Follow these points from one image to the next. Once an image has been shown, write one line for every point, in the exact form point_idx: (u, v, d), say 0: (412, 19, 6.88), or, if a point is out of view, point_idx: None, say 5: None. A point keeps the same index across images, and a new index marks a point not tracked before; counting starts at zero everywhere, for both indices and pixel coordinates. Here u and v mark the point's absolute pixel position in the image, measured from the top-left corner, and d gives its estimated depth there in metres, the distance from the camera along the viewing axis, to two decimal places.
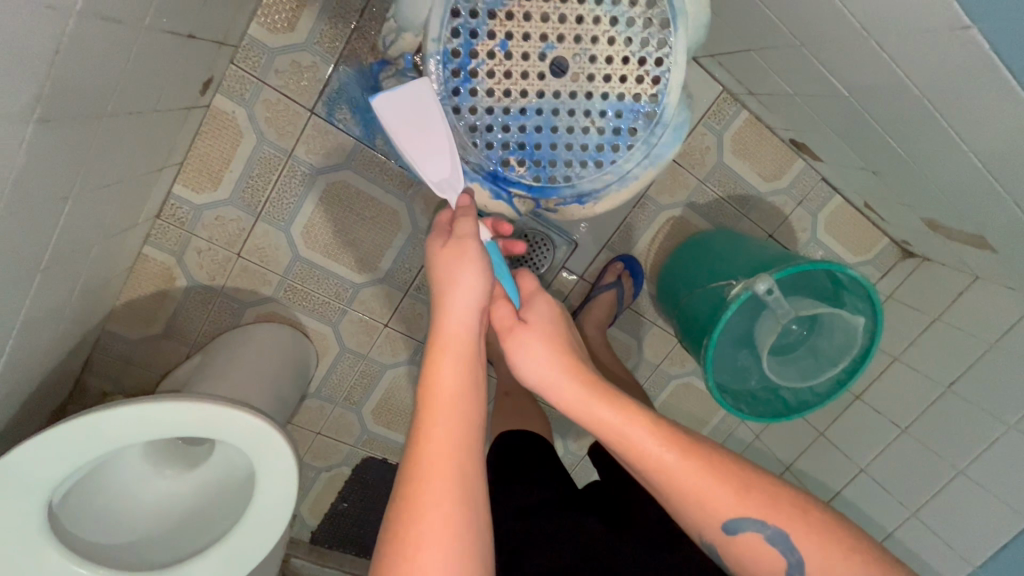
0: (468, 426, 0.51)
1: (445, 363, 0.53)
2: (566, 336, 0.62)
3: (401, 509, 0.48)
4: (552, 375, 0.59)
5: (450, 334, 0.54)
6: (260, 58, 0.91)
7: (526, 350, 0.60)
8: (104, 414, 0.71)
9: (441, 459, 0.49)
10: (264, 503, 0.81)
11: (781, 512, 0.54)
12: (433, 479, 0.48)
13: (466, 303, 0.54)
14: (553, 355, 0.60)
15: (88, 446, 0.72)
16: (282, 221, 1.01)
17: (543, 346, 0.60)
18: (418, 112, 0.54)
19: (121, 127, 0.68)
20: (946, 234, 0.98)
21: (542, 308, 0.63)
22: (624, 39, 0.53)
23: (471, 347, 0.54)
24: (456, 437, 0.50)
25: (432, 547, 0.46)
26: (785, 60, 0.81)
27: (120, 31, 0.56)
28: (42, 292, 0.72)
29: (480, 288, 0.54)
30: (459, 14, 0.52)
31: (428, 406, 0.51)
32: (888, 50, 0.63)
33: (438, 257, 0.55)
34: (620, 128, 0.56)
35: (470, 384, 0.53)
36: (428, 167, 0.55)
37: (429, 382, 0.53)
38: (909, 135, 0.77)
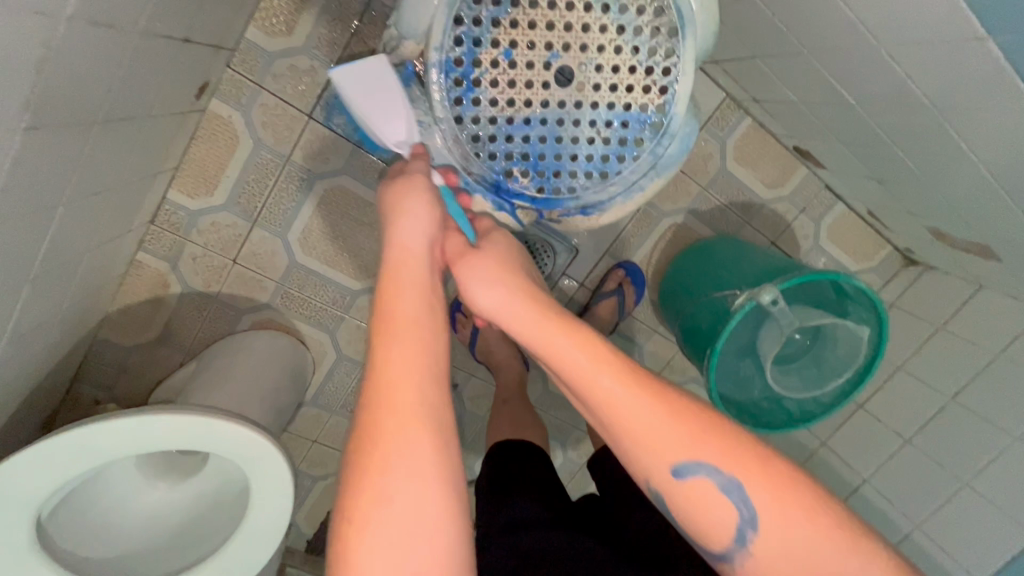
0: (411, 345, 0.48)
1: (394, 284, 0.50)
2: (525, 267, 0.55)
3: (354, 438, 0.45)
4: (503, 305, 0.51)
5: (399, 258, 0.51)
6: (257, 62, 0.89)
7: (474, 277, 0.52)
8: (93, 429, 0.69)
9: (385, 383, 0.46)
10: (261, 516, 0.79)
11: (735, 457, 0.47)
12: (376, 403, 0.45)
13: (416, 232, 0.51)
14: (503, 284, 0.52)
15: (78, 461, 0.71)
16: (279, 226, 1.00)
17: (492, 274, 0.52)
18: (377, 79, 0.53)
19: (114, 134, 0.66)
20: (951, 243, 0.97)
21: (500, 240, 0.55)
22: (632, 48, 0.52)
23: (425, 273, 0.51)
24: (399, 359, 0.47)
25: (377, 472, 0.43)
26: (791, 68, 0.80)
27: (112, 35, 0.54)
28: (32, 302, 0.70)
29: (432, 208, 0.52)
30: (462, 22, 0.50)
31: (380, 330, 0.48)
32: (898, 59, 0.62)
33: (388, 193, 0.53)
34: (625, 138, 0.55)
35: (421, 310, 0.50)
36: (386, 129, 0.55)
37: (380, 307, 0.50)
38: (917, 145, 0.76)
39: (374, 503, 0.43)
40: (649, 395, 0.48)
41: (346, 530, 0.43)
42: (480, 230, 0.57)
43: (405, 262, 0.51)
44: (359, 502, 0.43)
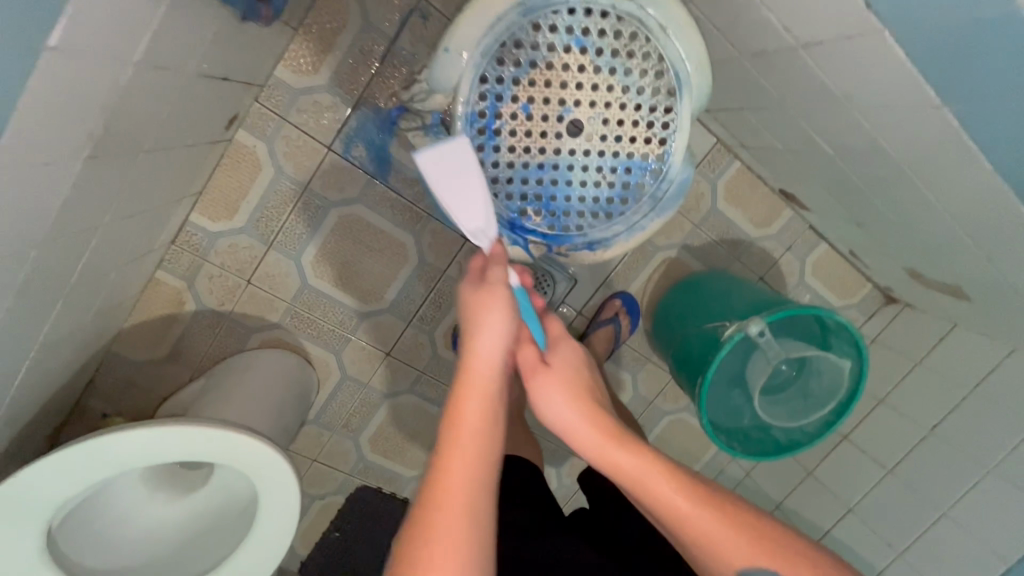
0: (483, 461, 0.51)
1: (469, 399, 0.53)
2: (586, 376, 0.60)
3: (415, 536, 0.48)
4: (573, 420, 0.56)
5: (474, 372, 0.53)
6: (283, 97, 0.95)
7: (545, 390, 0.57)
8: (108, 440, 0.72)
9: (457, 494, 0.49)
10: (265, 530, 0.81)
11: (791, 564, 0.53)
12: (448, 511, 0.48)
13: (493, 352, 0.54)
14: (572, 398, 0.57)
15: (95, 469, 0.73)
16: (293, 250, 1.05)
17: (561, 389, 0.57)
18: (459, 164, 0.56)
19: (153, 162, 0.71)
20: (926, 283, 1.04)
21: (565, 351, 0.60)
22: (635, 105, 0.58)
23: (496, 388, 0.54)
24: (471, 475, 0.50)
25: (443, 572, 0.46)
26: (776, 120, 0.88)
27: (167, 77, 0.60)
28: (62, 315, 0.74)
29: (509, 330, 0.54)
30: (486, 80, 0.57)
31: (451, 439, 0.51)
32: (870, 120, 0.69)
33: (469, 300, 0.55)
34: (628, 182, 0.62)
35: (496, 424, 0.53)
36: (460, 214, 0.57)
37: (454, 417, 0.52)
38: (890, 194, 0.83)
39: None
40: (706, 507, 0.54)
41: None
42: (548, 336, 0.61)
43: (479, 377, 0.53)
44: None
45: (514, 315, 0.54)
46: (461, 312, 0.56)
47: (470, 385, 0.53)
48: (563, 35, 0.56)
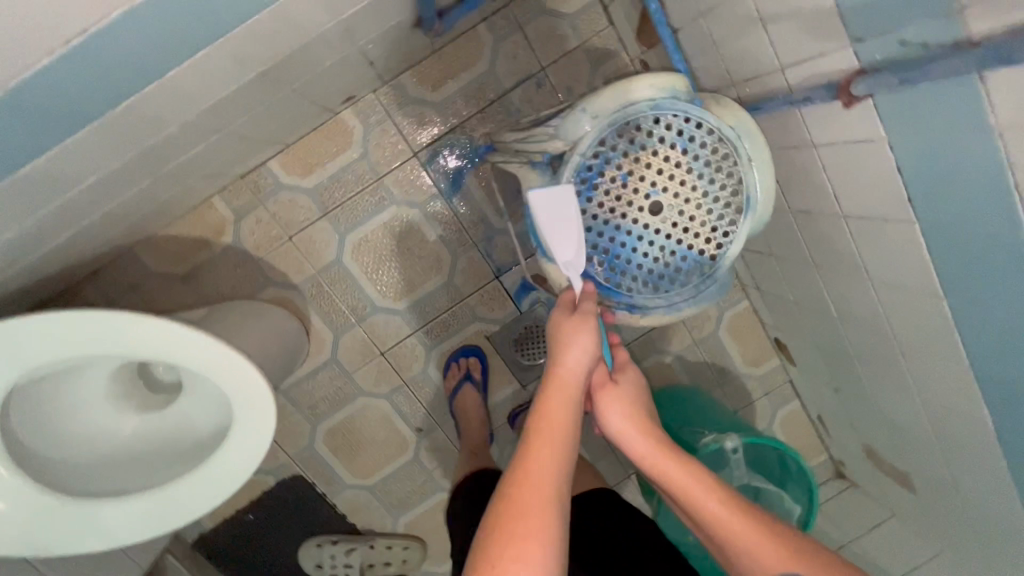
0: (566, 452, 0.58)
1: (554, 397, 0.61)
2: (645, 398, 0.69)
3: (504, 511, 0.54)
4: (631, 432, 0.66)
5: (560, 376, 0.62)
6: (397, 98, 1.07)
7: (609, 403, 0.67)
8: (99, 315, 0.71)
9: (541, 475, 0.56)
10: (215, 465, 0.79)
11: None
12: (535, 486, 0.55)
13: (579, 361, 0.62)
14: (633, 414, 0.66)
15: (78, 342, 0.72)
16: (344, 226, 1.11)
17: (623, 405, 0.67)
18: (563, 207, 0.67)
19: (282, 102, 0.79)
20: (879, 464, 1.14)
21: (631, 373, 0.69)
22: (708, 209, 0.69)
23: (578, 393, 0.62)
24: (552, 460, 0.57)
25: (526, 541, 0.52)
26: (795, 274, 1.01)
27: (340, 37, 0.70)
28: (135, 193, 0.77)
29: (594, 348, 0.63)
30: (603, 144, 0.68)
31: (538, 431, 0.59)
32: (879, 299, 0.81)
33: (558, 322, 0.64)
34: (680, 268, 0.71)
35: (576, 419, 0.60)
36: (558, 248, 0.68)
37: (539, 411, 0.60)
38: (875, 368, 0.94)
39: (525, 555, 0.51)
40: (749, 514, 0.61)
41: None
42: (616, 360, 0.71)
43: (565, 382, 0.62)
44: (505, 562, 0.51)
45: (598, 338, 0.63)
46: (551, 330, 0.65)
47: (556, 385, 0.61)
48: (674, 134, 0.67)
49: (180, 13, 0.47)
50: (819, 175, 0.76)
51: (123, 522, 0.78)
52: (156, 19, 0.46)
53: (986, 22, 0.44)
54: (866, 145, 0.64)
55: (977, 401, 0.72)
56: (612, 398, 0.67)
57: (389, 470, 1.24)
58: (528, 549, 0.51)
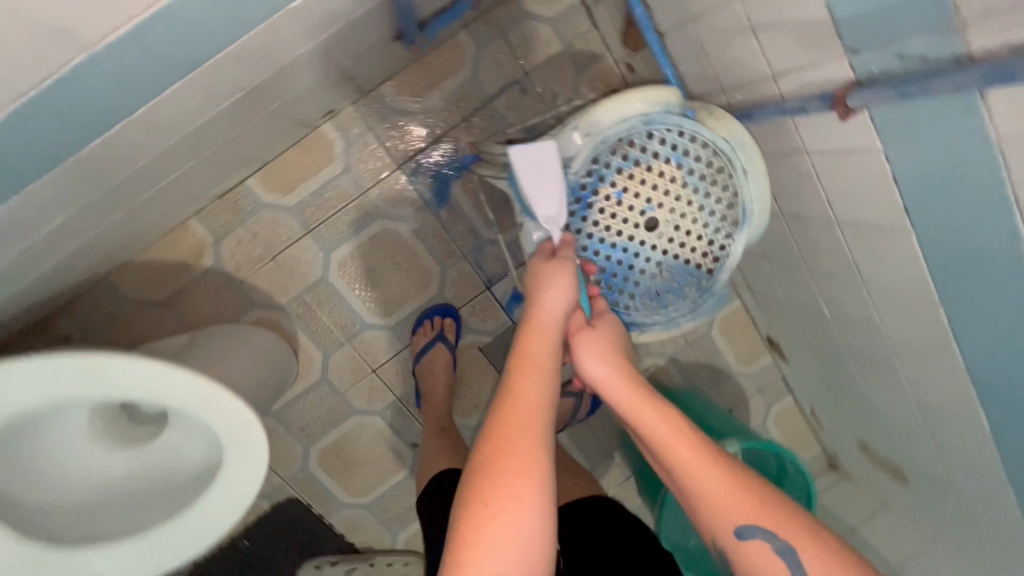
0: (547, 391, 0.55)
1: (533, 336, 0.58)
2: (622, 342, 0.65)
3: (485, 448, 0.51)
4: (609, 377, 0.61)
5: (538, 316, 0.59)
6: (378, 109, 1.04)
7: (586, 348, 0.63)
8: (76, 359, 0.68)
9: (518, 411, 0.53)
10: (210, 505, 0.76)
11: (794, 531, 0.53)
12: (511, 428, 0.52)
13: (558, 302, 0.60)
14: (610, 359, 0.63)
15: (56, 388, 0.68)
16: (328, 243, 1.08)
17: (602, 349, 0.63)
18: (545, 161, 0.64)
19: (260, 123, 0.76)
20: (873, 458, 1.15)
21: (610, 319, 0.66)
22: (704, 223, 0.68)
23: (556, 333, 0.59)
24: (530, 398, 0.54)
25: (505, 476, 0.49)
26: (787, 276, 1.01)
27: (320, 58, 0.68)
28: (107, 224, 0.74)
29: (573, 289, 0.61)
30: (596, 162, 0.66)
31: (518, 369, 0.56)
32: (873, 302, 0.81)
33: (538, 266, 0.62)
34: (677, 283, 0.71)
35: (555, 359, 0.58)
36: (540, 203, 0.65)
37: (518, 353, 0.57)
38: (869, 367, 0.95)
39: (503, 488, 0.49)
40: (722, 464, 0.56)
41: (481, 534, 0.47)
42: (596, 308, 0.67)
43: (544, 321, 0.59)
44: (488, 498, 0.48)
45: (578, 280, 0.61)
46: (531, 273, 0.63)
47: (534, 325, 0.59)
48: (667, 148, 0.66)
49: None
50: (813, 182, 0.75)
51: (112, 566, 0.75)
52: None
53: (987, 40, 0.44)
54: (862, 156, 0.63)
55: (973, 402, 0.73)
56: (591, 341, 0.63)
57: (386, 487, 1.22)
58: (506, 483, 0.49)
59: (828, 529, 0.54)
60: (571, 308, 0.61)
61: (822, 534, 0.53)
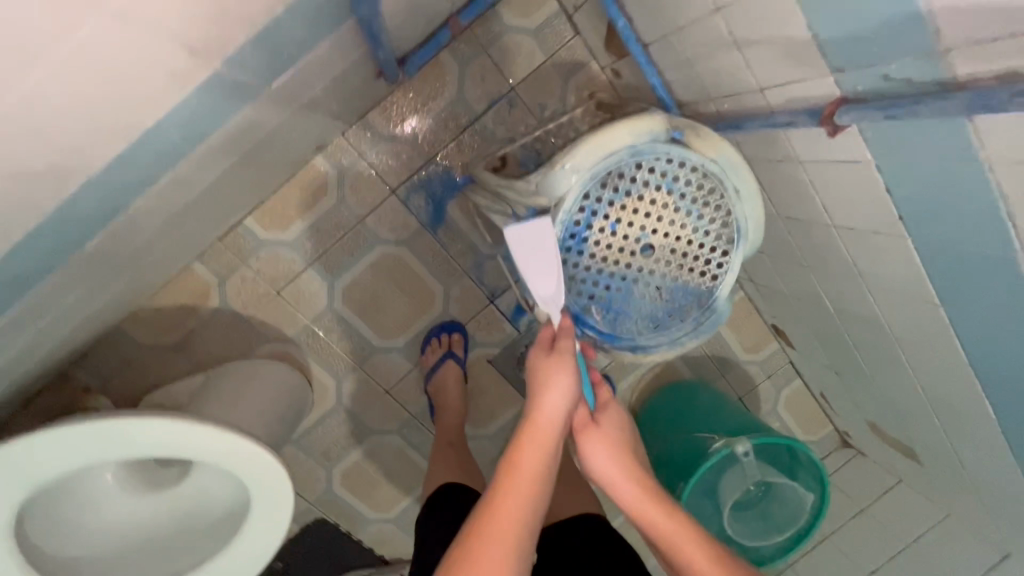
0: (537, 502, 0.57)
1: (531, 441, 0.59)
2: (626, 438, 0.68)
3: (464, 556, 0.53)
4: (612, 473, 0.65)
5: (537, 419, 0.60)
6: (367, 138, 1.04)
7: (592, 446, 0.66)
8: (89, 428, 0.69)
9: (507, 525, 0.54)
10: (248, 546, 0.81)
11: None
12: (500, 542, 0.53)
13: (559, 402, 0.60)
14: (614, 457, 0.65)
15: (76, 458, 0.70)
16: (331, 273, 1.09)
17: (604, 444, 0.66)
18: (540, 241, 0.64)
19: (252, 173, 0.77)
20: (883, 437, 1.17)
21: (612, 413, 0.69)
22: (699, 244, 0.69)
23: (555, 437, 0.60)
24: (521, 510, 0.55)
25: None
26: (788, 271, 1.01)
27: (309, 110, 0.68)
28: (114, 287, 0.75)
29: (573, 392, 0.61)
30: (588, 197, 0.66)
31: (510, 475, 0.57)
32: (874, 298, 0.81)
33: (537, 364, 0.62)
34: (679, 303, 0.72)
35: (550, 467, 0.58)
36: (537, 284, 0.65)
37: (513, 459, 0.58)
38: (875, 357, 0.96)
39: None
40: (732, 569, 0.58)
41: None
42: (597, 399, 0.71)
43: (542, 425, 0.60)
44: None
45: (578, 381, 0.62)
46: (530, 370, 0.63)
47: (533, 430, 0.59)
48: (658, 176, 0.66)
49: None
50: (806, 187, 0.75)
51: None
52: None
53: (972, 66, 0.44)
54: (853, 166, 0.63)
55: (978, 393, 0.74)
56: (592, 438, 0.66)
57: (409, 501, 1.26)
58: None
59: None
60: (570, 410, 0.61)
61: None
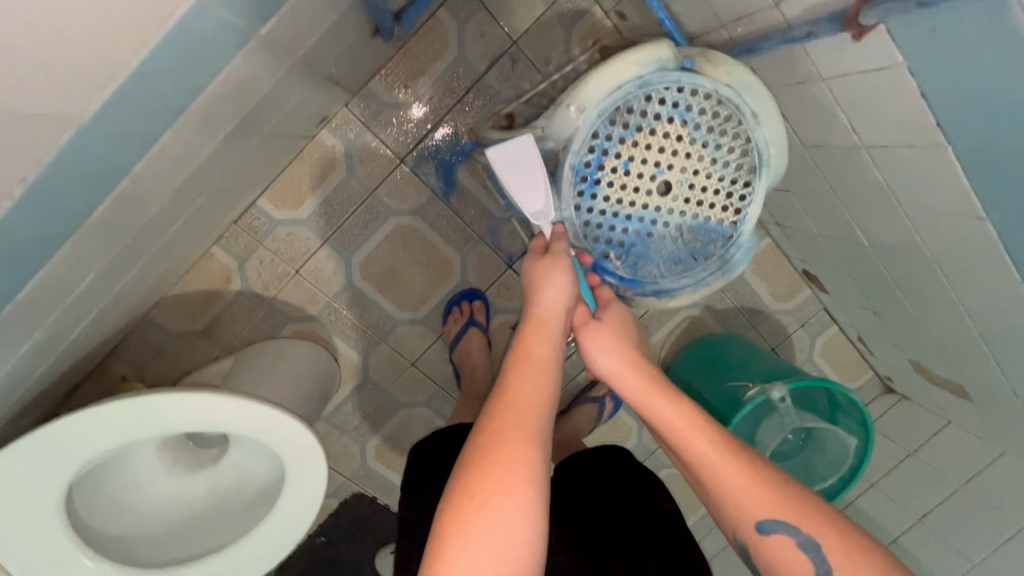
0: (544, 392, 0.59)
1: (533, 337, 0.62)
2: (631, 335, 0.67)
3: (480, 442, 0.56)
4: (619, 371, 0.64)
5: (538, 316, 0.63)
6: (370, 108, 1.02)
7: (594, 344, 0.65)
8: (126, 403, 0.70)
9: (517, 409, 0.57)
10: (285, 514, 0.82)
11: (813, 524, 0.56)
12: (510, 427, 0.56)
13: (557, 300, 0.63)
14: (619, 354, 0.64)
15: (120, 432, 0.72)
16: (347, 248, 1.08)
17: (610, 344, 0.65)
18: (522, 156, 0.64)
19: (259, 148, 0.76)
20: (928, 376, 1.11)
21: (617, 310, 0.67)
22: (719, 176, 0.66)
23: (555, 333, 0.63)
24: (529, 398, 0.58)
25: (500, 474, 0.53)
26: (817, 207, 0.95)
27: (308, 73, 0.67)
28: (137, 272, 0.76)
29: (570, 288, 0.63)
30: (597, 136, 0.63)
31: (517, 369, 0.60)
32: (913, 224, 0.75)
33: (534, 266, 0.65)
34: (702, 242, 0.69)
35: (553, 359, 0.62)
36: (527, 199, 0.64)
37: (518, 354, 0.62)
38: (915, 290, 0.90)
39: (496, 492, 0.52)
40: (739, 458, 0.59)
41: (476, 524, 0.51)
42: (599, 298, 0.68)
43: (543, 322, 0.63)
44: (480, 493, 0.52)
45: (574, 278, 0.64)
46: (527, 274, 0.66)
47: (534, 326, 0.63)
48: (669, 108, 0.63)
49: (137, 111, 0.42)
50: (832, 109, 0.71)
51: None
52: (110, 125, 0.41)
53: None
54: (883, 75, 0.59)
55: None
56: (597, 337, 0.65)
57: None
58: (500, 481, 0.53)
59: (851, 524, 0.57)
60: (569, 307, 0.64)
61: (839, 524, 0.56)
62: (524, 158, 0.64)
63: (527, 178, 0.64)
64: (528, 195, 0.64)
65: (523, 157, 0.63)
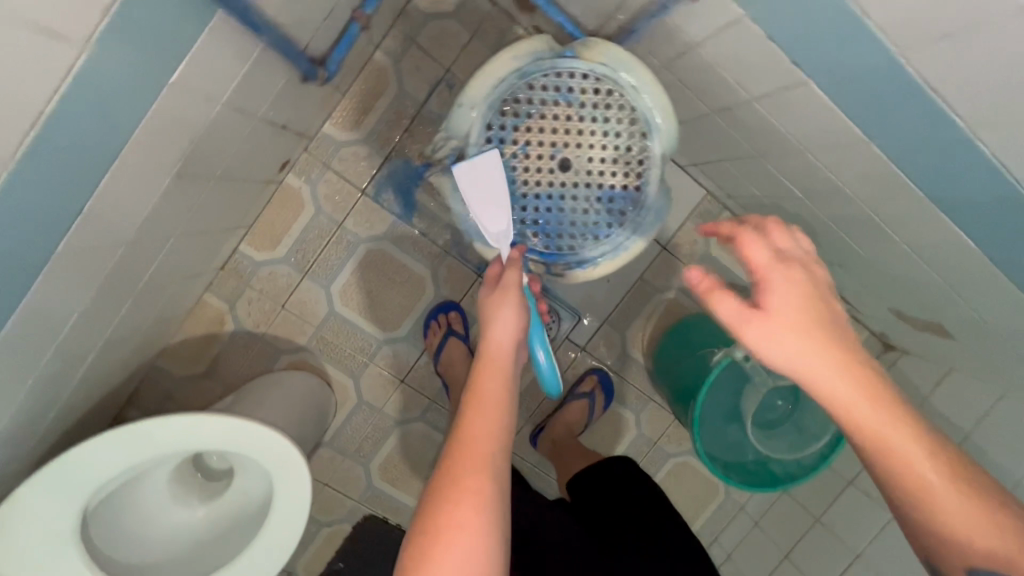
0: (501, 422, 0.60)
1: (485, 370, 0.63)
2: (831, 321, 0.54)
3: (443, 480, 0.55)
4: (802, 366, 0.53)
5: (490, 353, 0.65)
6: (328, 149, 1.13)
7: (761, 339, 0.54)
8: (121, 432, 0.79)
9: (477, 443, 0.57)
10: (275, 530, 0.88)
11: None
12: (475, 452, 0.57)
13: (505, 335, 0.65)
14: (805, 350, 0.53)
15: (120, 460, 0.80)
16: (324, 278, 1.17)
17: (787, 336, 0.53)
18: (485, 177, 0.69)
19: (218, 192, 0.87)
20: (911, 322, 1.09)
21: (784, 291, 0.54)
22: (613, 146, 0.71)
23: (507, 365, 0.64)
24: (487, 430, 0.58)
25: (462, 513, 0.53)
26: (749, 170, 0.99)
27: (242, 119, 0.77)
28: (128, 314, 0.87)
29: (516, 322, 0.65)
30: (491, 127, 0.71)
31: (474, 401, 0.61)
32: (822, 164, 0.78)
33: (484, 301, 0.68)
34: (612, 209, 0.73)
35: (508, 391, 0.62)
36: (488, 219, 0.70)
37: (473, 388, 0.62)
38: (855, 232, 0.91)
39: (457, 528, 0.52)
40: (962, 486, 0.49)
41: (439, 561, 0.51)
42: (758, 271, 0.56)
43: (495, 355, 0.64)
44: (443, 529, 0.52)
45: (520, 312, 0.66)
46: (478, 309, 0.69)
47: (486, 361, 0.64)
48: (552, 92, 0.70)
49: (73, 155, 0.52)
50: (715, 70, 0.76)
51: None
52: (44, 168, 0.50)
53: None
54: (734, 27, 0.65)
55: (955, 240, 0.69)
56: (772, 330, 0.54)
57: None
58: (460, 517, 0.53)
59: None
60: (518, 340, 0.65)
61: None
62: (486, 179, 0.69)
63: (489, 198, 0.70)
64: (488, 215, 0.70)
65: (485, 180, 0.69)
